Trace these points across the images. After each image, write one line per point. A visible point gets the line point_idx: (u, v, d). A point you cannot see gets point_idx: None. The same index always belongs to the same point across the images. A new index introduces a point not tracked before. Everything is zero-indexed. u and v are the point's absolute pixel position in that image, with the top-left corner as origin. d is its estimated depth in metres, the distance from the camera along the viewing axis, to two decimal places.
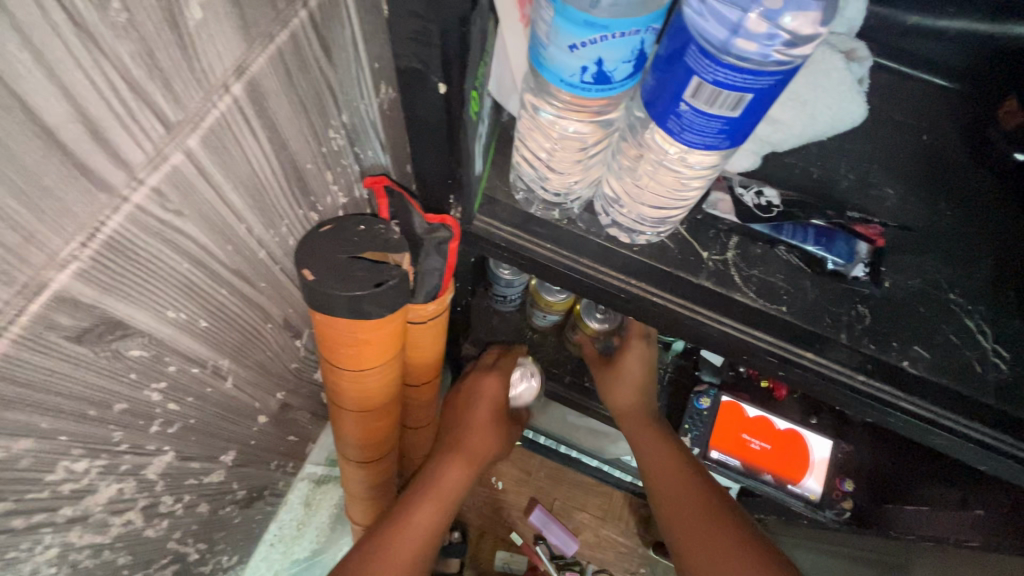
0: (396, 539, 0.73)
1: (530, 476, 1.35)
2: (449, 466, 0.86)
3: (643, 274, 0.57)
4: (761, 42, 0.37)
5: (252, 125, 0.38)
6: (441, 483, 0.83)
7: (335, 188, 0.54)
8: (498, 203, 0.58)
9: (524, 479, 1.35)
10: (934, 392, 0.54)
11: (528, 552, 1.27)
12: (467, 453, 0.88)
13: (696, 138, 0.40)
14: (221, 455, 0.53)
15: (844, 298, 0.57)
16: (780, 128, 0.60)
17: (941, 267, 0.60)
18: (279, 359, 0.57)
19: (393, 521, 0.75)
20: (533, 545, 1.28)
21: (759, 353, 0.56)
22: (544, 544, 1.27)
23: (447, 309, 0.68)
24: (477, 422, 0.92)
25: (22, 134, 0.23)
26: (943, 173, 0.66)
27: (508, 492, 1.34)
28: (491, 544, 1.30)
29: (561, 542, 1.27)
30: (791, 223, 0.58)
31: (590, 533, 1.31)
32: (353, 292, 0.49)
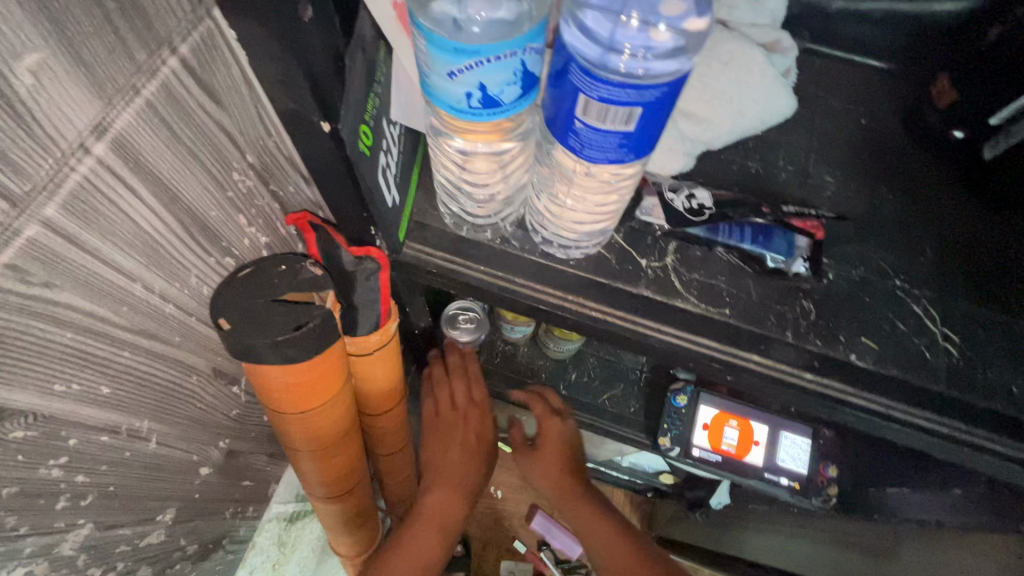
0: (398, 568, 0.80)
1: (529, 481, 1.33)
2: (441, 498, 0.89)
3: (580, 289, 0.56)
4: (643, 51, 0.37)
5: (130, 183, 0.36)
6: (433, 509, 0.88)
7: (252, 230, 0.52)
8: (428, 227, 0.57)
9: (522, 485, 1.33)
10: (886, 384, 0.53)
11: (534, 559, 1.25)
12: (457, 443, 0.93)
13: (598, 154, 0.38)
14: (157, 516, 0.51)
15: (787, 295, 0.56)
16: (709, 128, 0.58)
17: (886, 254, 0.59)
18: (215, 408, 0.56)
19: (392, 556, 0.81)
20: (538, 552, 1.26)
21: (704, 360, 0.55)
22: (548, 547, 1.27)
23: (394, 337, 0.67)
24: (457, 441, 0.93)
25: None
26: (884, 157, 0.65)
27: (507, 500, 1.32)
28: (495, 553, 1.29)
29: (564, 544, 1.26)
30: (726, 223, 0.57)
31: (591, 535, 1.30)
32: (274, 338, 0.47)
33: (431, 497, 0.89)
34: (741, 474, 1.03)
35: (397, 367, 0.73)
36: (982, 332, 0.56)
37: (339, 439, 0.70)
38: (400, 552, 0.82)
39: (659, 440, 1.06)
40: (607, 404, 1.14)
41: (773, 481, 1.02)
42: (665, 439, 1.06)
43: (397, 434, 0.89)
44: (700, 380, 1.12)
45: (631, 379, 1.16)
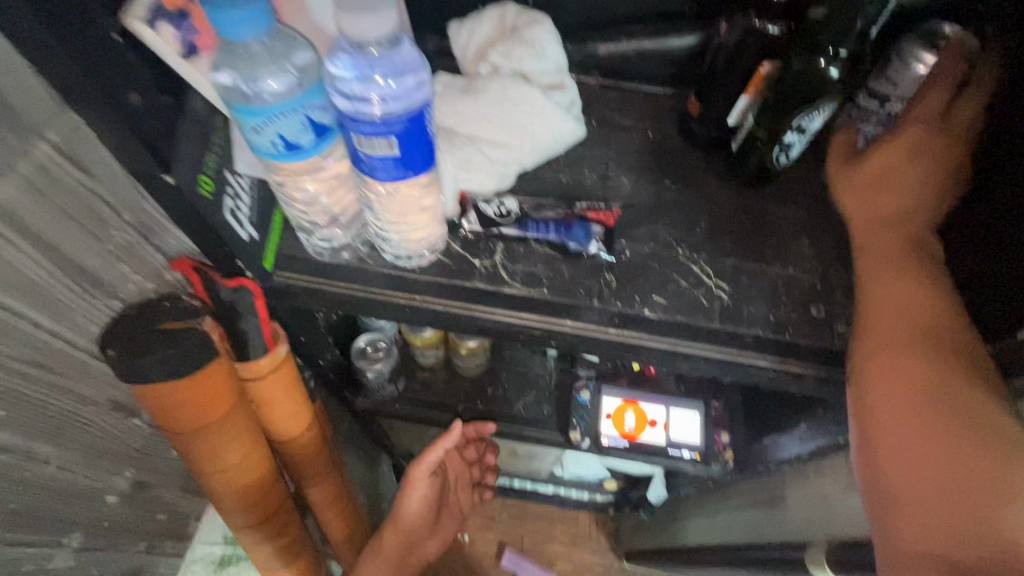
0: None
1: (494, 521, 1.87)
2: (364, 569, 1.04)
3: (427, 289, 0.68)
4: (398, 97, 0.51)
5: (10, 240, 0.47)
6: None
7: (137, 277, 0.62)
8: (294, 257, 0.68)
9: (489, 525, 1.87)
10: (673, 327, 0.68)
11: None
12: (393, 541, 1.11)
13: (384, 175, 0.52)
14: (63, 538, 0.58)
15: (593, 271, 0.70)
16: (513, 151, 0.74)
17: (670, 230, 0.75)
18: (116, 438, 0.63)
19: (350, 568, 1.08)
20: None
21: (534, 332, 0.68)
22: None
23: (287, 360, 0.76)
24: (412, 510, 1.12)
25: None
26: (666, 159, 0.83)
27: (476, 540, 1.85)
28: None
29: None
30: (534, 221, 0.72)
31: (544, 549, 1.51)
32: (155, 358, 0.57)
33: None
34: (646, 453, 1.16)
35: (299, 390, 0.82)
36: (745, 278, 0.72)
37: (247, 459, 0.77)
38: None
39: (570, 435, 1.18)
40: (522, 410, 1.25)
41: (673, 456, 1.15)
42: (575, 434, 1.18)
43: (321, 463, 0.98)
44: (601, 374, 1.25)
45: (542, 384, 1.28)
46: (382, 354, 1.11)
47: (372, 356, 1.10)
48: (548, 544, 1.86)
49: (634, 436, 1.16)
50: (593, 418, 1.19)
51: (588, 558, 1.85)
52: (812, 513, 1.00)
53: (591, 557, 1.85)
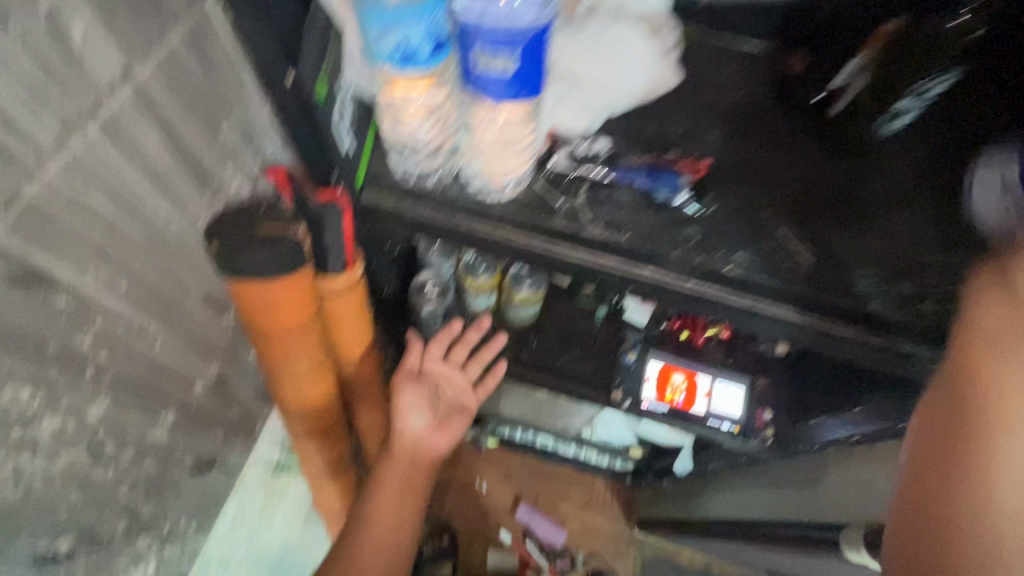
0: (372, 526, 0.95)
1: (511, 475, 1.92)
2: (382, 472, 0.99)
3: (508, 223, 0.69)
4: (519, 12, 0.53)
5: (143, 123, 0.51)
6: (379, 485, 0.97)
7: (237, 179, 0.65)
8: (382, 178, 0.70)
9: (506, 479, 1.92)
10: (746, 286, 0.67)
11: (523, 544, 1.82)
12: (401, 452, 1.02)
13: (489, 93, 0.57)
14: (160, 411, 0.64)
15: (674, 223, 0.70)
16: (609, 95, 0.75)
17: (759, 192, 0.73)
18: (207, 328, 0.68)
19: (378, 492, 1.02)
20: (525, 541, 1.83)
21: (610, 277, 0.69)
22: (532, 537, 1.84)
23: (361, 281, 0.79)
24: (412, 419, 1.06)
25: None
26: (761, 113, 0.79)
27: (492, 492, 1.90)
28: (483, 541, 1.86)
29: (547, 532, 1.84)
30: (622, 166, 0.71)
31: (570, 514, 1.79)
32: (253, 257, 0.60)
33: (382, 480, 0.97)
34: (685, 420, 1.17)
35: (366, 313, 0.85)
36: (834, 247, 0.69)
37: (314, 372, 0.81)
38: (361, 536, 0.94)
39: (613, 394, 1.20)
40: (565, 365, 1.27)
41: (711, 427, 1.17)
42: (617, 393, 1.20)
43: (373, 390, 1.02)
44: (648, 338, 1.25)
45: (588, 343, 1.29)
46: (438, 290, 1.14)
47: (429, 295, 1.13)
48: (562, 502, 1.90)
49: (676, 403, 1.17)
50: (637, 380, 1.20)
51: (598, 521, 1.89)
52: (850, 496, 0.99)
53: (602, 521, 1.89)
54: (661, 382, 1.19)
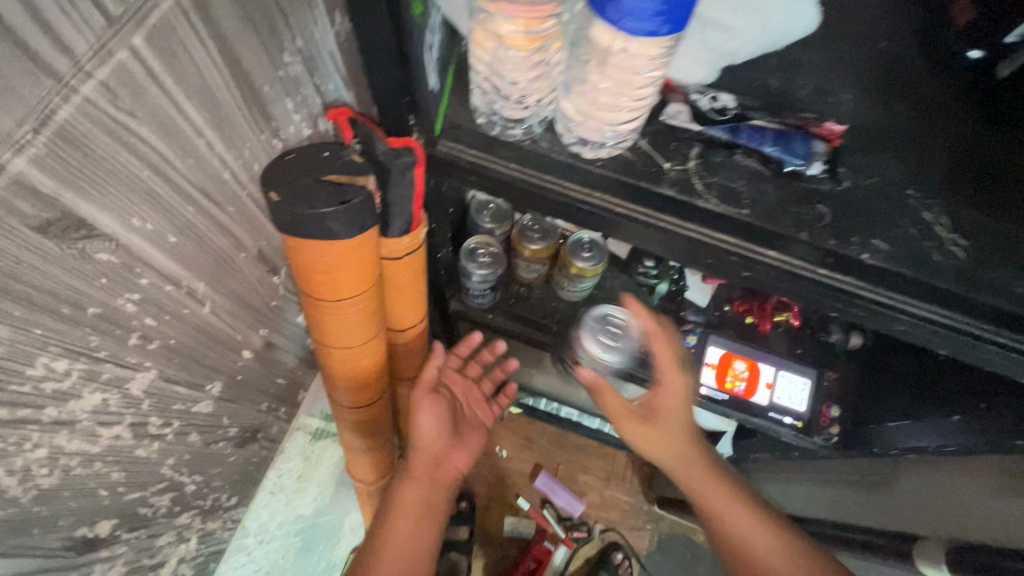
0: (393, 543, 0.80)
1: (532, 442, 1.76)
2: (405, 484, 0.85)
3: (606, 188, 0.58)
4: None
5: (200, 34, 0.39)
6: (399, 500, 0.84)
7: (297, 118, 0.55)
8: (461, 127, 0.59)
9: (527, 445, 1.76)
10: (890, 279, 0.57)
11: (539, 515, 1.63)
12: (420, 469, 0.86)
13: (636, 24, 0.41)
14: (207, 385, 0.55)
15: (804, 199, 0.58)
16: (733, 38, 0.62)
17: (900, 166, 0.62)
18: (256, 292, 0.59)
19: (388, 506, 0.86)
20: (542, 509, 1.64)
21: (724, 258, 0.58)
22: (550, 506, 1.65)
23: (422, 246, 0.70)
24: (429, 433, 0.88)
25: None
26: (900, 80, 0.67)
27: (512, 458, 1.74)
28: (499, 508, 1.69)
29: (567, 503, 1.65)
30: (748, 126, 0.60)
31: (595, 494, 1.72)
32: (320, 211, 0.50)
33: (405, 494, 0.84)
34: (745, 411, 1.09)
35: (422, 280, 0.76)
36: (989, 238, 0.58)
37: (368, 343, 0.73)
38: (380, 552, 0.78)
39: None
40: None
41: (777, 420, 1.08)
42: None
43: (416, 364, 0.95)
44: (710, 323, 1.16)
45: None
46: (490, 256, 1.02)
47: (480, 260, 1.02)
48: (581, 474, 1.74)
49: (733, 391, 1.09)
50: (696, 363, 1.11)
51: (618, 496, 1.73)
52: (931, 507, 0.91)
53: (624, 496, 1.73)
54: (722, 367, 1.11)
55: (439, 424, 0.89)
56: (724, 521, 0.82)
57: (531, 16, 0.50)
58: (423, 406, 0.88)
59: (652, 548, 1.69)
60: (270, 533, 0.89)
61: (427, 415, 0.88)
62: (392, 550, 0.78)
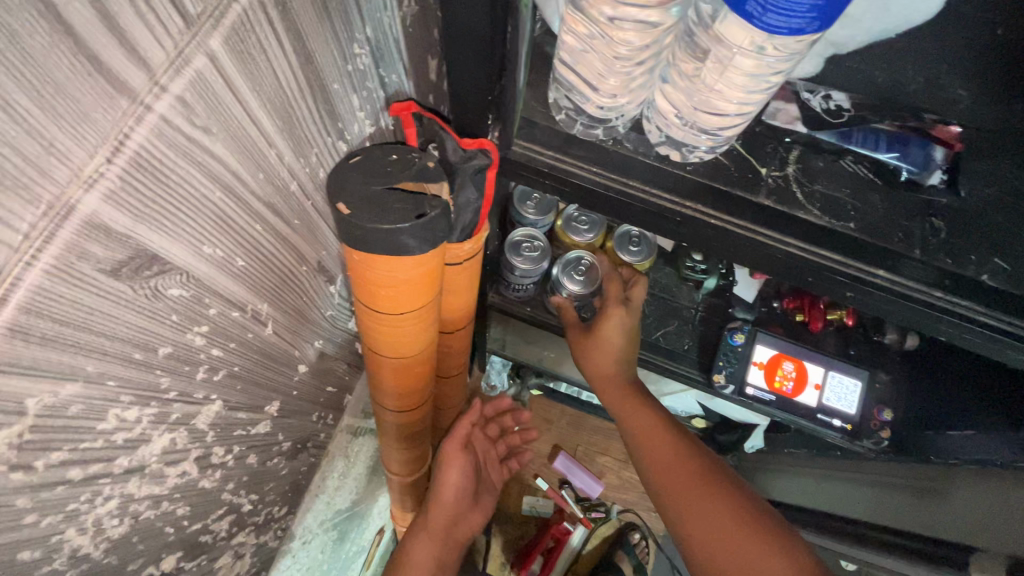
0: None
1: (551, 423, 1.73)
2: (416, 541, 0.81)
3: (696, 195, 0.53)
4: None
5: (276, 31, 0.33)
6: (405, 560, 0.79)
7: (361, 116, 0.49)
8: (537, 125, 0.54)
9: (547, 426, 1.73)
10: (1009, 303, 0.52)
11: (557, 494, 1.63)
12: (435, 528, 0.81)
13: (780, 21, 0.35)
14: (266, 405, 0.51)
15: (917, 211, 0.53)
16: (849, 25, 0.55)
17: (1020, 174, 0.56)
18: (313, 304, 0.54)
19: None
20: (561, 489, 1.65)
21: (823, 276, 0.53)
22: (568, 487, 1.65)
23: (482, 250, 0.65)
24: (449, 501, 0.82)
25: (29, 26, 0.20)
26: None
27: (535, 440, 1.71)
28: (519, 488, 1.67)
29: (584, 484, 1.66)
30: (861, 130, 0.53)
31: (613, 476, 1.70)
32: (394, 225, 0.45)
33: (412, 553, 0.80)
34: (793, 413, 1.05)
35: (476, 283, 0.72)
36: None
37: (420, 351, 0.70)
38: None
39: (713, 377, 1.07)
40: (660, 340, 1.14)
41: (822, 422, 1.04)
42: (719, 377, 1.06)
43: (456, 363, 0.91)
44: (759, 321, 1.12)
45: (686, 317, 1.16)
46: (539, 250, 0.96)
47: (527, 254, 0.96)
48: (599, 456, 1.71)
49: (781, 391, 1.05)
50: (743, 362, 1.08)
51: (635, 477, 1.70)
52: (991, 519, 0.88)
53: None
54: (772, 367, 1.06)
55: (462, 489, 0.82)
56: (664, 475, 0.73)
57: (645, 9, 0.44)
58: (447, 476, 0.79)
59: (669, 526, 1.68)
60: (313, 530, 0.87)
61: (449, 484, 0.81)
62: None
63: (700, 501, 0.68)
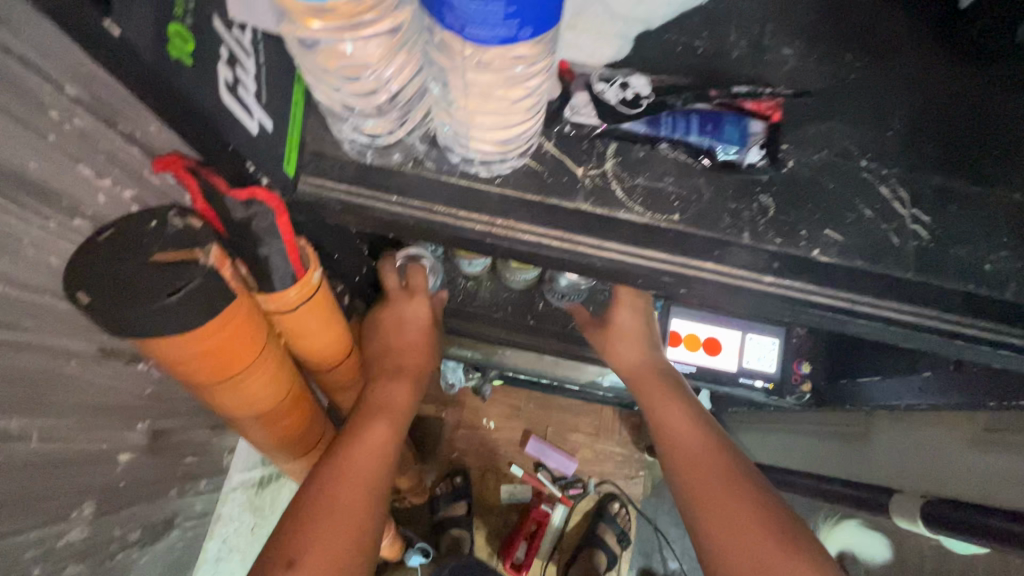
0: (353, 453, 0.65)
1: (519, 410, 1.67)
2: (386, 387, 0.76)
3: (510, 209, 0.49)
4: None
5: None
6: (383, 402, 0.73)
7: (107, 184, 0.43)
8: (325, 157, 0.48)
9: (514, 413, 1.67)
10: (849, 276, 0.49)
11: (532, 479, 1.62)
12: (417, 368, 0.80)
13: (485, 32, 0.31)
14: (72, 512, 0.47)
15: (743, 190, 0.50)
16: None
17: (851, 132, 0.53)
18: (115, 391, 0.50)
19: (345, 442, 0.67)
20: (536, 473, 1.62)
21: (654, 276, 0.50)
22: (544, 469, 1.62)
23: (321, 287, 0.61)
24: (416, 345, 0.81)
25: None
26: (850, 19, 0.57)
27: (500, 429, 1.67)
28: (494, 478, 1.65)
29: (559, 463, 1.63)
30: (668, 113, 0.50)
31: (587, 451, 1.67)
32: (150, 307, 0.41)
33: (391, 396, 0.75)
34: (716, 381, 1.04)
35: (334, 318, 0.68)
36: (952, 208, 0.51)
37: (282, 400, 0.66)
38: (328, 483, 0.61)
39: None
40: None
41: (746, 386, 1.03)
42: None
43: (356, 377, 0.84)
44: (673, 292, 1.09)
45: None
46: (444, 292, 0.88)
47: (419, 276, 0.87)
48: (571, 433, 1.67)
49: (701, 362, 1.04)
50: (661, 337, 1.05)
51: (609, 448, 1.68)
52: (907, 460, 0.88)
53: (614, 449, 1.68)
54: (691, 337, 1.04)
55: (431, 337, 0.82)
56: (690, 473, 0.67)
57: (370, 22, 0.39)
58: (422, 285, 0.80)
59: (647, 492, 1.67)
60: None
61: (416, 330, 0.80)
62: (357, 475, 0.63)
63: (726, 520, 0.60)
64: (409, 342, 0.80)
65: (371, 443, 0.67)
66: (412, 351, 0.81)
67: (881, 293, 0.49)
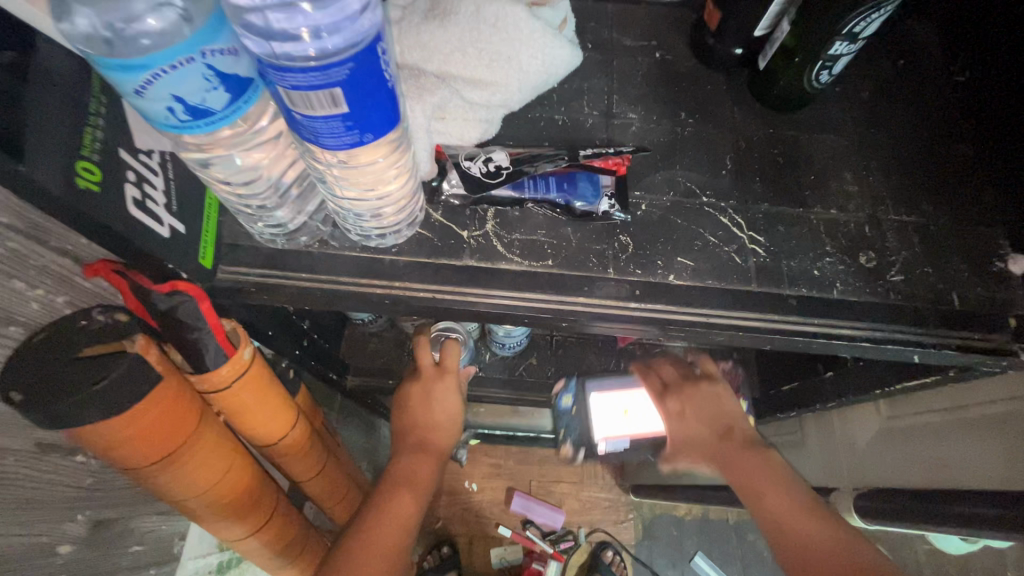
0: (380, 524, 0.73)
1: (500, 467, 1.68)
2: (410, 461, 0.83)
3: (406, 272, 0.56)
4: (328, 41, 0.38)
5: None
6: (411, 475, 0.80)
7: (39, 292, 0.49)
8: (240, 247, 0.56)
9: (493, 471, 1.68)
10: (704, 294, 0.57)
11: (521, 537, 1.59)
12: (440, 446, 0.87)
13: (334, 141, 0.39)
14: None
15: (605, 234, 0.59)
16: (497, 90, 0.59)
17: (692, 175, 0.63)
18: (56, 483, 0.53)
19: (374, 516, 0.74)
20: (525, 530, 1.60)
21: (540, 317, 0.57)
22: (533, 525, 1.61)
23: (255, 360, 0.65)
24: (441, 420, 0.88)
25: None
26: (681, 85, 0.68)
27: (483, 489, 1.66)
28: (482, 543, 1.62)
29: (548, 518, 1.61)
30: (529, 177, 0.59)
31: (573, 501, 1.66)
32: (73, 395, 0.46)
33: (416, 469, 0.81)
34: None
35: (275, 387, 0.72)
36: (781, 229, 0.61)
37: (228, 474, 0.68)
38: (360, 549, 0.70)
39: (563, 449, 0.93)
40: None
41: None
42: None
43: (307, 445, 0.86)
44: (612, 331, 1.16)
45: None
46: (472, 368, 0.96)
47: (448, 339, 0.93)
48: (554, 484, 1.67)
49: None
50: None
51: (594, 495, 1.68)
52: (836, 457, 0.94)
53: (599, 493, 1.68)
54: None
55: (456, 413, 0.88)
56: None
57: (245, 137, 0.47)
58: (454, 365, 0.87)
59: (639, 534, 1.65)
60: None
61: (442, 408, 0.87)
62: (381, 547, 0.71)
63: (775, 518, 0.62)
64: (438, 419, 0.87)
65: (393, 518, 0.74)
66: (441, 429, 0.87)
67: (735, 307, 0.57)
